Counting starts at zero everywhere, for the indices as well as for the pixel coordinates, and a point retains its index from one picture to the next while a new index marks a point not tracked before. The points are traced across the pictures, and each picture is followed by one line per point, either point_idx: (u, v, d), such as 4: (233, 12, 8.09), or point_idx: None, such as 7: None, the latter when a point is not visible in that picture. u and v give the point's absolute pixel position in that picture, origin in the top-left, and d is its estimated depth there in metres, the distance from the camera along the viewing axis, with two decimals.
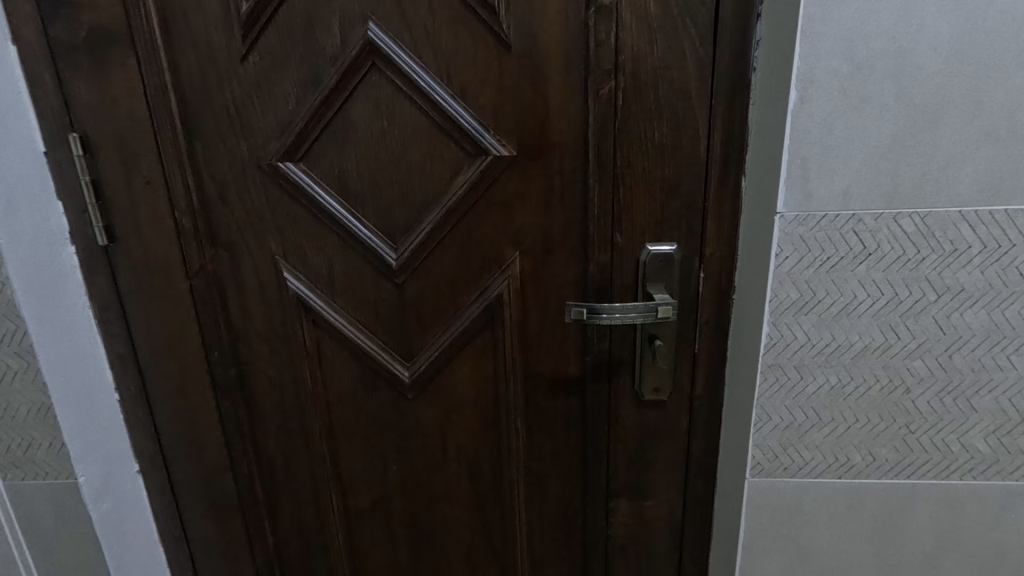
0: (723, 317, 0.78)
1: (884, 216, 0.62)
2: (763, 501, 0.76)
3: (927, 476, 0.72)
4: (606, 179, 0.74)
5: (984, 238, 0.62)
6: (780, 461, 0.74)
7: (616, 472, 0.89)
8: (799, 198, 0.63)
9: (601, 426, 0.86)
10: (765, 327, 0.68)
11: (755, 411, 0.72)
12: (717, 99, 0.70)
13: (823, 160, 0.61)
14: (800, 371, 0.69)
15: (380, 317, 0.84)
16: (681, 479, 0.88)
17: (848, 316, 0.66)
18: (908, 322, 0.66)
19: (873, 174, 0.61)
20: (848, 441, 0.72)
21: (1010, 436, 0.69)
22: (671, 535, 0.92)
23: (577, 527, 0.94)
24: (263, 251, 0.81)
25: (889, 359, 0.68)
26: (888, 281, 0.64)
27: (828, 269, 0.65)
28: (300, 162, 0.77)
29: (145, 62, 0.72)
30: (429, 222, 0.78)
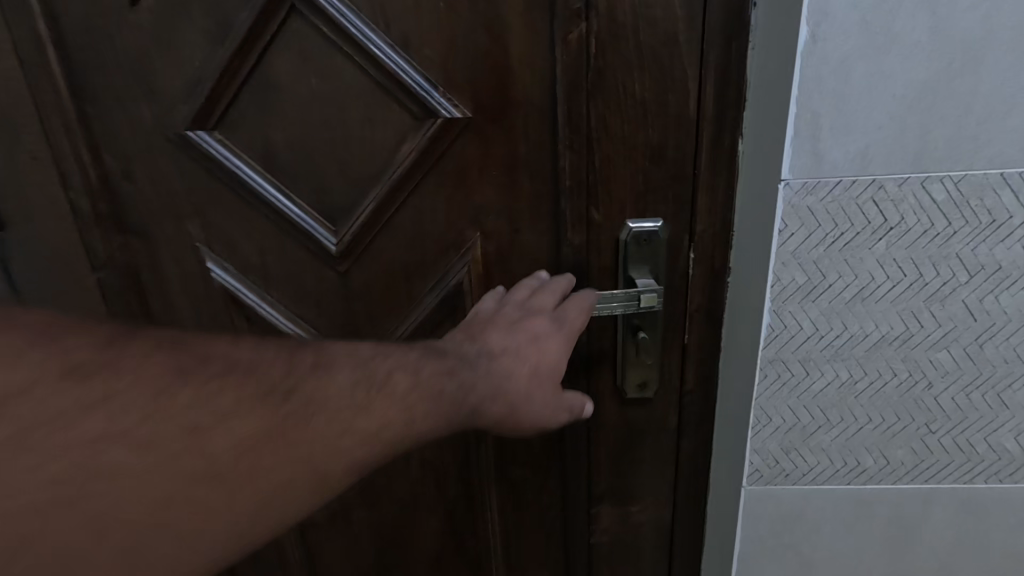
0: (717, 304, 0.68)
1: (911, 182, 0.52)
2: (761, 510, 0.68)
3: (948, 479, 0.64)
4: (579, 145, 0.62)
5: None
6: (781, 466, 0.65)
7: (599, 477, 0.80)
8: (807, 162, 0.52)
9: (580, 426, 0.77)
10: (765, 317, 0.58)
11: (753, 412, 0.63)
12: (709, 45, 0.58)
13: (838, 113, 0.50)
14: (805, 366, 0.60)
15: (324, 309, 0.73)
16: (670, 483, 0.79)
17: (863, 302, 0.56)
18: (933, 307, 0.56)
19: (899, 130, 0.50)
20: (859, 443, 0.63)
21: None
22: (663, 542, 0.83)
23: (557, 534, 0.85)
24: (182, 238, 0.69)
25: (909, 351, 0.58)
26: (912, 259, 0.54)
27: (841, 247, 0.54)
28: (215, 131, 0.64)
29: (13, 8, 0.59)
30: (373, 199, 0.66)
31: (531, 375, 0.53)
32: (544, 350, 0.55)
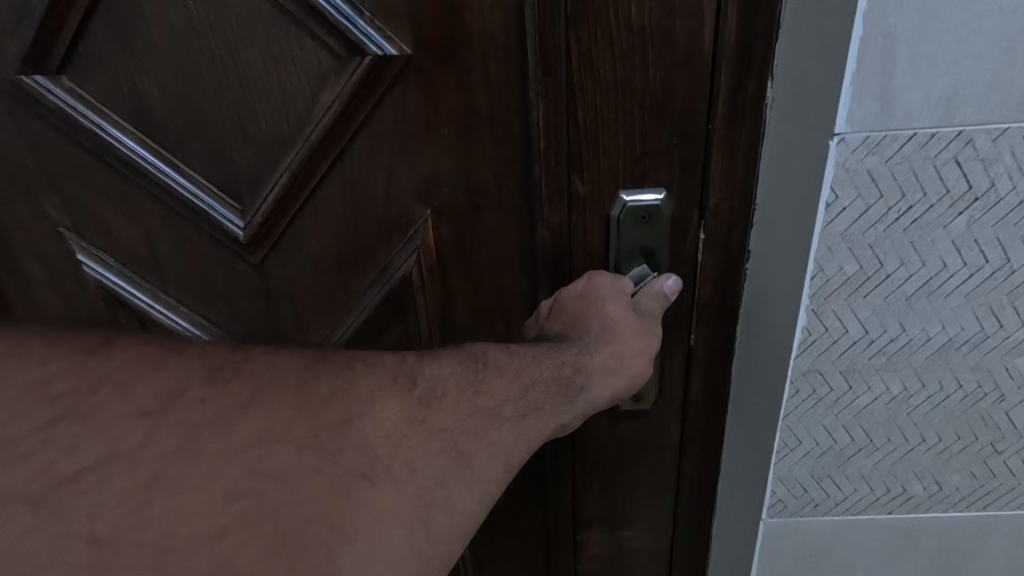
0: (733, 297, 0.54)
1: (1008, 136, 0.38)
2: (783, 547, 0.56)
3: (1011, 507, 0.52)
4: (557, 94, 0.47)
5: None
6: (810, 496, 0.53)
7: (587, 502, 0.67)
8: (872, 109, 0.37)
9: (563, 445, 0.63)
10: (801, 318, 0.44)
11: (779, 434, 0.50)
12: None
13: (920, 37, 0.35)
14: (848, 378, 0.47)
15: (237, 312, 0.58)
16: (670, 505, 0.67)
17: (929, 297, 0.43)
18: (1019, 302, 0.43)
19: (1001, 62, 0.36)
20: (907, 468, 0.51)
21: None
22: (661, 569, 0.72)
23: (537, 562, 0.73)
24: (43, 222, 0.54)
25: (982, 356, 0.45)
26: (998, 240, 0.41)
27: (909, 225, 0.41)
28: (63, 78, 0.48)
29: None
30: (286, 170, 0.50)
31: (600, 329, 0.45)
32: (597, 306, 0.46)
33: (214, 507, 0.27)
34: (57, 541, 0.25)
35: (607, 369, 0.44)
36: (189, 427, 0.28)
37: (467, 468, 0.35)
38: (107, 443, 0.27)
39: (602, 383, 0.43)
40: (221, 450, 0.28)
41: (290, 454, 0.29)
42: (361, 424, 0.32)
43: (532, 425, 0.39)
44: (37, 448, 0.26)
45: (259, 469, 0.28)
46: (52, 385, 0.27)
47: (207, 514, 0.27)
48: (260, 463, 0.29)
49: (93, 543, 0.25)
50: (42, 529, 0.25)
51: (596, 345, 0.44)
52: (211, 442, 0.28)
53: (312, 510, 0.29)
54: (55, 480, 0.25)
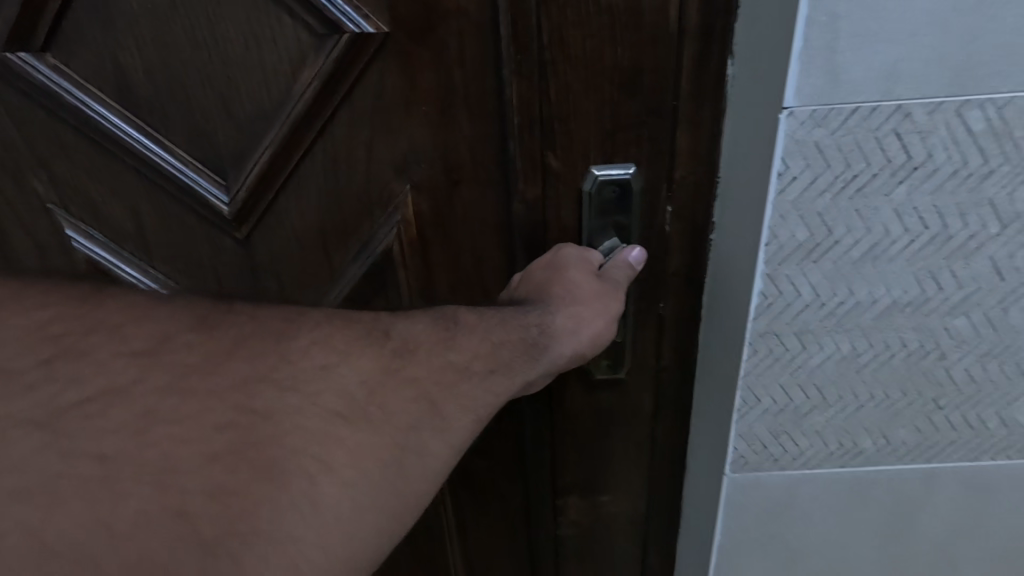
0: (700, 267, 0.57)
1: (944, 109, 0.41)
2: (745, 499, 0.60)
3: (953, 459, 0.56)
4: (529, 71, 0.49)
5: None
6: (769, 451, 0.57)
7: (567, 470, 0.70)
8: (818, 84, 0.40)
9: (541, 414, 0.67)
10: (757, 282, 0.48)
11: (740, 392, 0.53)
12: None
13: (863, 15, 0.38)
14: (803, 339, 0.50)
15: (224, 286, 0.60)
16: (644, 471, 0.70)
17: (874, 261, 0.46)
18: (956, 265, 0.46)
19: (938, 37, 0.38)
20: (857, 424, 0.55)
21: None
22: (638, 532, 0.75)
23: (520, 527, 0.77)
24: (30, 198, 0.55)
25: (924, 317, 0.49)
26: (935, 207, 0.44)
27: (854, 193, 0.44)
28: (46, 54, 0.49)
29: None
30: (269, 145, 0.52)
31: (562, 293, 0.48)
32: (561, 272, 0.49)
33: (207, 433, 0.31)
34: (64, 459, 0.29)
35: (569, 329, 0.46)
36: (180, 367, 0.32)
37: (438, 415, 0.38)
38: (103, 380, 0.30)
39: (564, 342, 0.46)
40: (209, 390, 0.32)
41: (274, 393, 0.33)
42: (339, 373, 0.35)
43: (500, 380, 0.42)
44: (40, 381, 0.29)
45: (247, 405, 0.32)
46: (54, 326, 0.31)
47: (199, 441, 0.30)
48: (245, 400, 0.32)
49: (98, 460, 0.29)
50: (57, 452, 0.28)
51: (559, 307, 0.47)
52: (201, 377, 0.32)
53: (296, 441, 0.32)
54: (58, 406, 0.29)
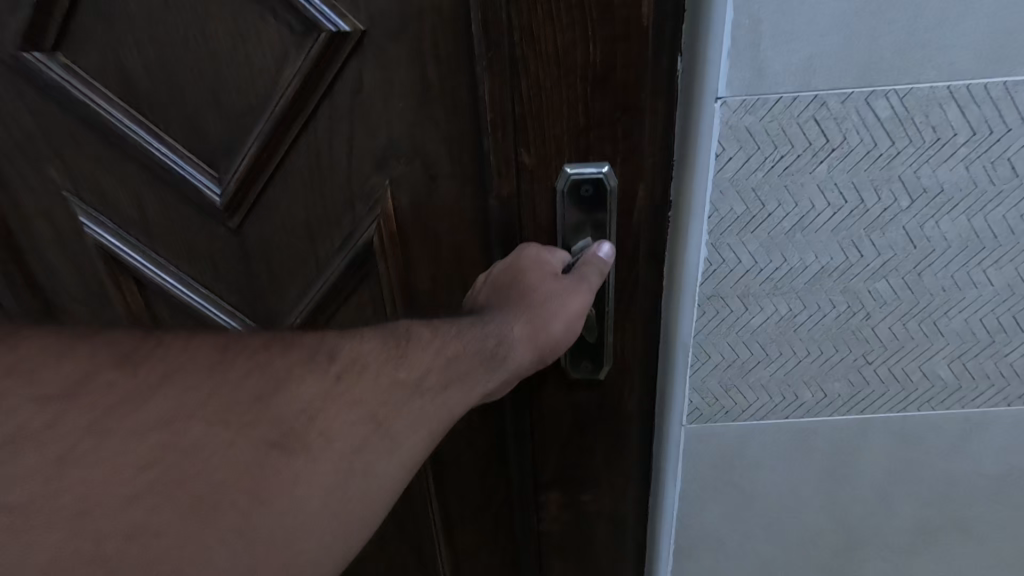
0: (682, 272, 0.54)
1: (855, 98, 0.47)
2: (704, 447, 0.66)
3: (881, 407, 0.61)
4: (502, 69, 0.48)
5: (973, 122, 0.47)
6: (720, 403, 0.62)
7: (547, 469, 0.70)
8: (745, 77, 0.46)
9: (521, 411, 0.67)
10: (702, 250, 0.53)
11: (692, 349, 0.59)
12: None
13: (780, 20, 0.44)
14: (745, 301, 0.56)
15: (221, 273, 0.63)
16: (627, 475, 0.69)
17: (802, 231, 0.52)
18: (873, 235, 0.52)
19: (844, 39, 0.44)
20: (796, 376, 0.60)
21: (975, 359, 0.58)
22: (620, 537, 0.74)
23: (504, 519, 0.78)
24: (46, 186, 0.60)
25: (849, 281, 0.54)
26: (852, 184, 0.50)
27: (781, 172, 0.50)
28: (57, 54, 0.53)
29: None
30: (255, 139, 0.55)
31: (521, 301, 0.49)
32: (521, 279, 0.50)
33: (128, 474, 0.30)
34: None
35: (528, 336, 0.48)
36: (100, 407, 0.30)
37: (384, 434, 0.39)
38: (12, 425, 0.28)
39: (524, 348, 0.47)
40: (132, 429, 0.31)
41: (203, 429, 0.32)
42: (280, 401, 0.35)
43: (456, 394, 0.43)
44: None
45: (174, 443, 0.31)
46: None
47: (121, 483, 0.30)
48: (172, 439, 0.32)
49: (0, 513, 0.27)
50: None
51: (518, 315, 0.48)
52: (123, 418, 0.31)
53: (227, 476, 0.32)
54: None
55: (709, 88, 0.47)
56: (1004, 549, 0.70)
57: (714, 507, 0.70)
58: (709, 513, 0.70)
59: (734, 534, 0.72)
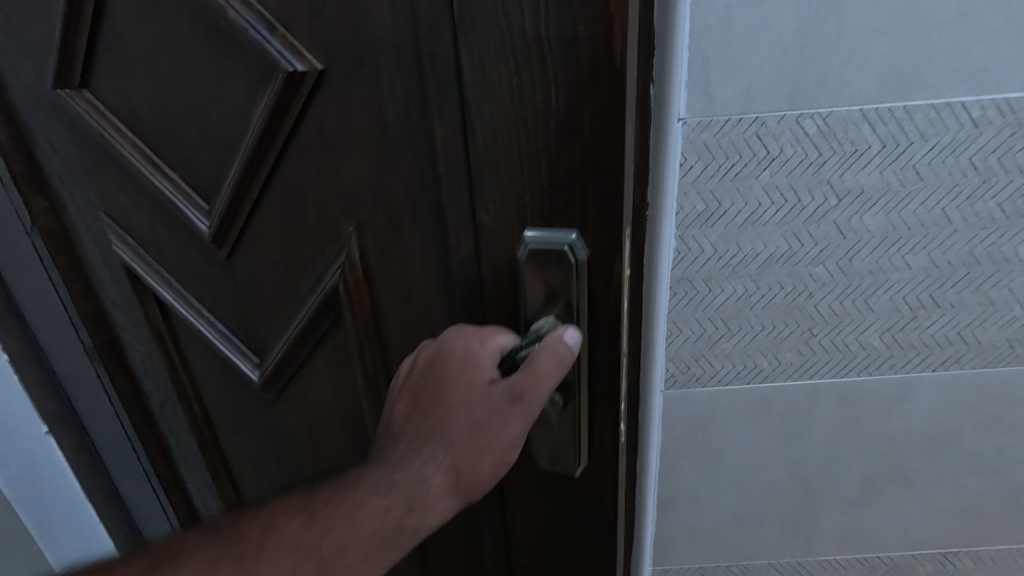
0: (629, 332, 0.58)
1: (788, 118, 0.53)
2: (677, 413, 0.69)
3: (828, 374, 0.66)
4: (451, 119, 0.50)
5: (882, 137, 0.53)
6: (692, 370, 0.66)
7: (520, 548, 0.74)
8: (700, 100, 0.53)
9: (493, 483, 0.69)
10: (671, 241, 0.59)
11: (664, 326, 0.64)
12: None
13: (724, 58, 0.51)
14: (709, 284, 0.61)
15: (218, 295, 0.72)
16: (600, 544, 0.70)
17: (752, 225, 0.58)
18: (810, 229, 0.58)
19: (775, 73, 0.51)
20: (754, 348, 0.65)
21: (905, 333, 0.64)
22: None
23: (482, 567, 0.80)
24: (89, 206, 0.73)
25: (793, 267, 0.60)
26: (790, 186, 0.56)
27: (730, 177, 0.56)
28: (84, 93, 0.64)
29: None
30: (234, 175, 0.61)
31: (439, 445, 0.54)
32: (444, 412, 0.54)
33: None
34: None
35: (446, 481, 0.54)
36: None
37: None
38: None
39: (443, 501, 0.54)
40: None
41: None
42: None
43: None
44: None
45: None
46: None
47: None
48: None
49: None
50: None
51: (443, 456, 0.54)
52: None
53: None
54: None
55: (673, 111, 0.52)
56: (944, 504, 0.76)
57: (686, 469, 0.73)
58: (681, 475, 0.74)
59: (705, 491, 0.75)
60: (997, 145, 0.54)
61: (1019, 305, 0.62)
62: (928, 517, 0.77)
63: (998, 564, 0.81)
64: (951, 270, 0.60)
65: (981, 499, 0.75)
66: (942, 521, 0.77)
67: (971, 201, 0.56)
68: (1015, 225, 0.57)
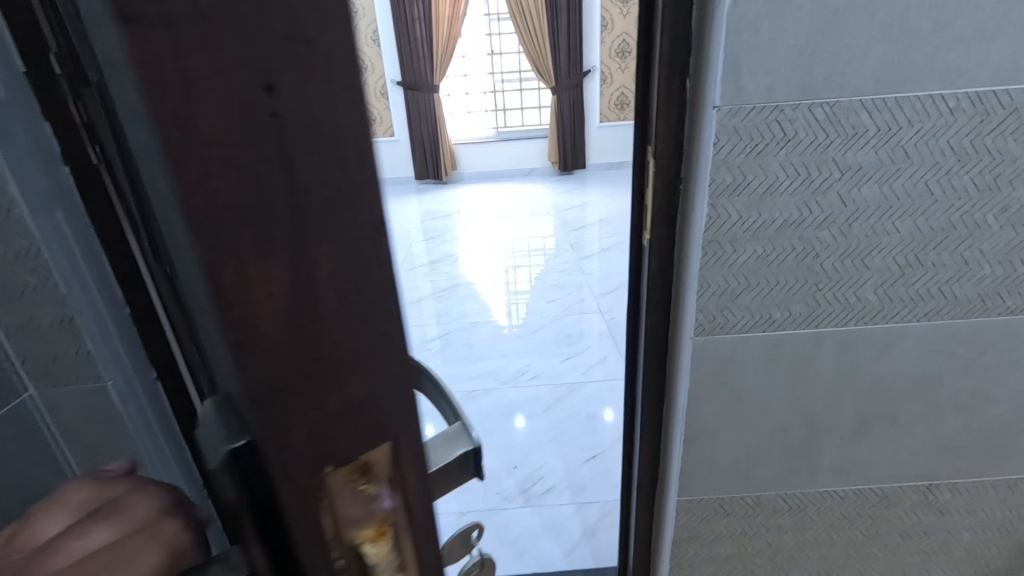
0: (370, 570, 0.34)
1: (802, 106, 0.66)
2: (704, 357, 0.82)
3: (830, 323, 0.79)
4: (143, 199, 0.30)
5: (878, 122, 0.66)
6: (718, 320, 0.79)
7: None
8: (732, 90, 0.65)
9: None
10: (705, 209, 0.72)
11: (696, 279, 0.76)
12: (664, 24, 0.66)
13: (752, 57, 0.63)
14: (734, 245, 0.74)
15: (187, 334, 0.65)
16: None
17: (771, 195, 0.71)
18: (818, 199, 0.71)
19: (792, 69, 0.64)
20: (770, 300, 0.77)
21: (895, 288, 0.76)
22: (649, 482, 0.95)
23: None
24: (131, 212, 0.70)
25: (803, 231, 0.73)
26: (802, 163, 0.69)
27: (755, 155, 0.68)
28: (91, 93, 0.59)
29: None
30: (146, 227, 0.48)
31: None
32: None
33: None
34: None
35: None
36: None
37: None
38: None
39: None
40: None
41: None
42: None
43: None
44: None
45: None
46: None
47: None
48: None
49: None
50: None
51: None
52: None
53: None
54: None
55: (708, 100, 0.66)
56: (928, 439, 0.89)
57: (709, 408, 0.86)
58: (706, 413, 0.86)
59: (726, 427, 0.88)
60: (968, 131, 0.67)
61: (987, 265, 0.75)
62: (914, 451, 0.90)
63: (973, 494, 0.94)
64: (931, 234, 0.73)
65: (957, 434, 0.89)
66: (925, 455, 0.90)
67: (949, 176, 0.69)
68: (982, 196, 0.70)
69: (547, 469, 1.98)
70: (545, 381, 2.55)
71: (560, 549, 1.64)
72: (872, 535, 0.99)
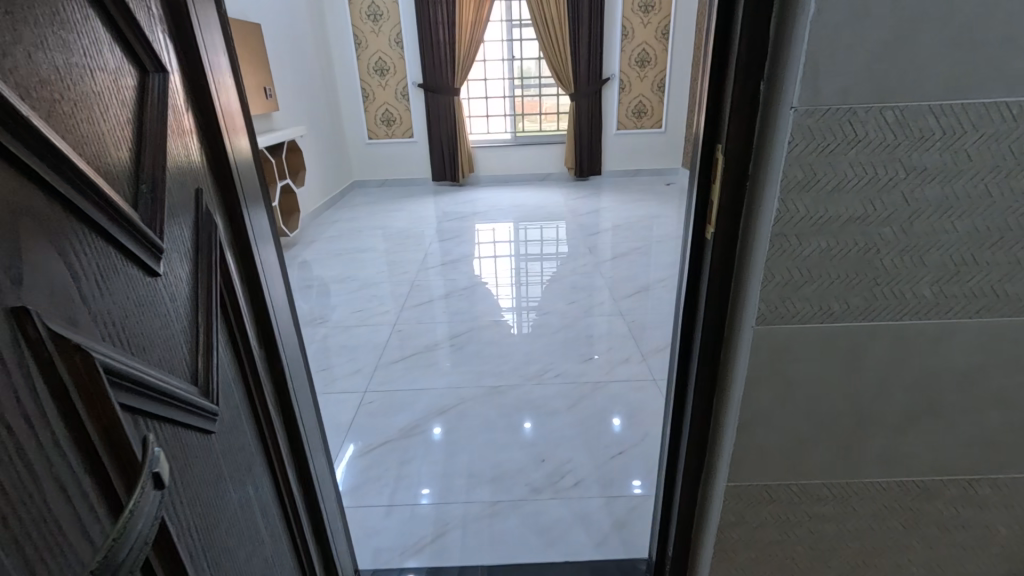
0: None
1: (875, 109, 0.70)
2: (762, 344, 0.86)
3: (884, 317, 0.83)
4: None
5: (944, 126, 0.71)
6: (779, 310, 0.83)
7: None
8: (812, 91, 0.69)
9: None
10: (776, 204, 0.76)
11: (761, 270, 0.81)
12: (742, 33, 0.71)
13: (830, 62, 0.68)
14: (800, 238, 0.78)
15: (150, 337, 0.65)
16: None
17: (838, 193, 0.75)
18: (881, 197, 0.75)
19: (867, 73, 0.68)
20: (829, 292, 0.82)
21: (951, 285, 0.81)
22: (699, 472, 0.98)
23: None
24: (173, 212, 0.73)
25: (867, 226, 0.77)
26: (870, 162, 0.74)
27: (825, 154, 0.73)
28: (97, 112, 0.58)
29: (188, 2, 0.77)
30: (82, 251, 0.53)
31: None
32: None
33: None
34: None
35: None
36: None
37: None
38: None
39: None
40: None
41: None
42: None
43: None
44: None
45: None
46: None
47: None
48: None
49: None
50: None
51: None
52: None
53: None
54: None
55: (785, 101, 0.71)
56: (972, 434, 0.93)
57: (764, 396, 0.90)
58: (759, 401, 0.91)
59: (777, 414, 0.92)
60: None
61: None
62: (956, 445, 0.94)
63: (1012, 489, 0.98)
64: (987, 233, 0.77)
65: (999, 429, 0.92)
66: (969, 449, 0.94)
67: (1008, 178, 0.74)
68: None
69: (573, 464, 2.02)
70: (567, 379, 2.59)
71: (589, 539, 1.68)
72: (912, 527, 1.02)
